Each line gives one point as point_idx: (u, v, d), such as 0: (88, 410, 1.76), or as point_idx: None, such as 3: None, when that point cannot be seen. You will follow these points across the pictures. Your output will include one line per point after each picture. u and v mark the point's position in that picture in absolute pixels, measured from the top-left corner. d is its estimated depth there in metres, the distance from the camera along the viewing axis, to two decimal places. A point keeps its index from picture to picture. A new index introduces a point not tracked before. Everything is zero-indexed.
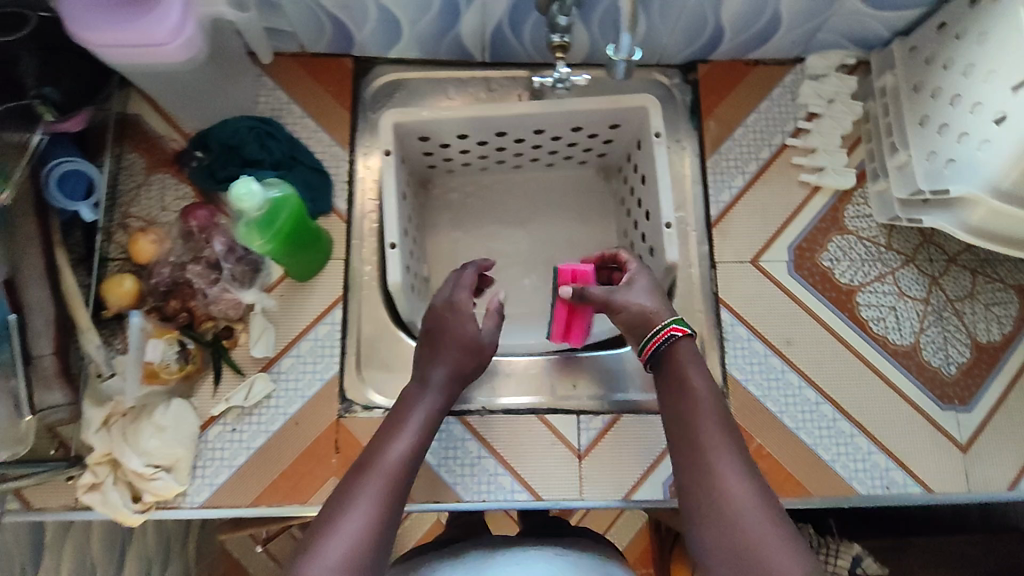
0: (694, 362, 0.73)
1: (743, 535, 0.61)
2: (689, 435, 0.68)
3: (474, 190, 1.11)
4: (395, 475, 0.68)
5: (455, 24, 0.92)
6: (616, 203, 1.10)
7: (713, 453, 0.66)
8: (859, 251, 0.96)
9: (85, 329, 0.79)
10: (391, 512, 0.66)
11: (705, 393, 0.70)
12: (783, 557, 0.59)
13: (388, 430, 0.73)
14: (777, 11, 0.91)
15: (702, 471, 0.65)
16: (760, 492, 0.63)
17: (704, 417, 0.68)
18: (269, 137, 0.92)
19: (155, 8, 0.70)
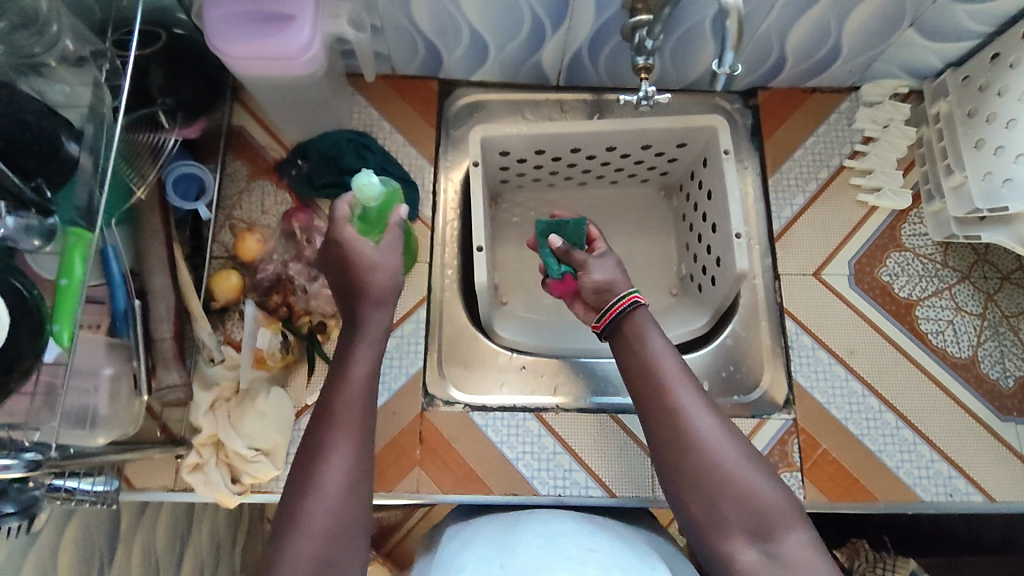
0: (645, 324, 0.81)
1: (704, 464, 0.71)
2: (653, 387, 0.77)
3: (541, 205, 1.18)
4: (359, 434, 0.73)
5: (538, 50, 1.00)
6: (676, 219, 1.16)
7: (675, 400, 0.75)
8: (917, 267, 1.01)
9: (199, 317, 0.86)
10: (359, 471, 0.71)
11: (662, 353, 0.79)
12: (740, 477, 0.70)
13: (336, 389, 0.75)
14: (839, 42, 0.97)
15: (670, 418, 0.74)
16: (720, 428, 0.74)
17: (666, 371, 0.77)
18: (365, 149, 0.99)
19: (288, 27, 0.79)
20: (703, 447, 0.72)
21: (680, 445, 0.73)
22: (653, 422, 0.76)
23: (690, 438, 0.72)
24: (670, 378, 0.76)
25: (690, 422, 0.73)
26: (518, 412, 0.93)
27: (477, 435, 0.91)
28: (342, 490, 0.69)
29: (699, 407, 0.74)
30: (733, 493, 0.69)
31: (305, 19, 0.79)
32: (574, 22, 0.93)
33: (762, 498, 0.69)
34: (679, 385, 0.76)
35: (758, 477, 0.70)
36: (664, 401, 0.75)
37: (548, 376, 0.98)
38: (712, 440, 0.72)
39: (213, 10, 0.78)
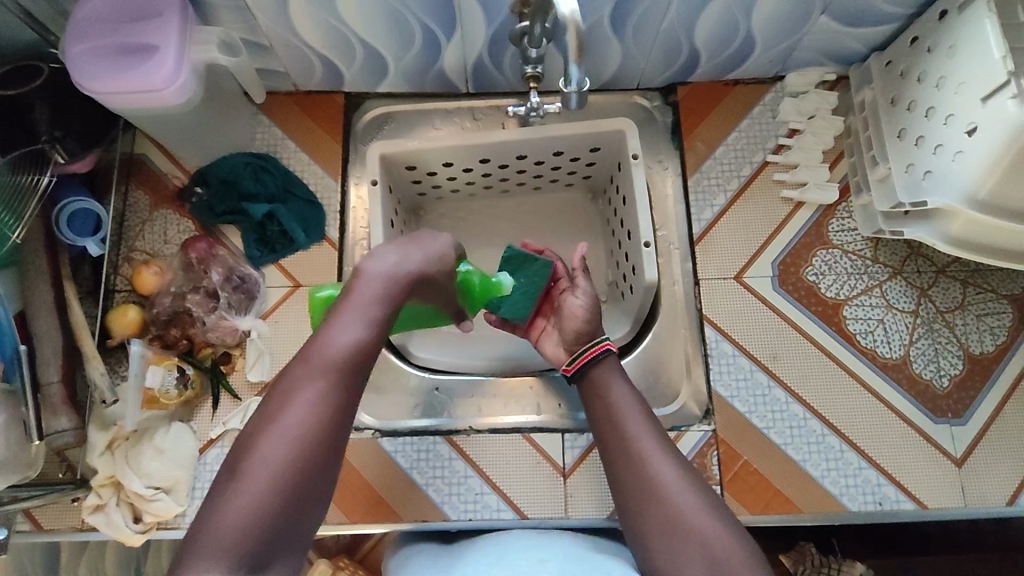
0: (613, 374, 0.83)
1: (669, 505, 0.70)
2: (618, 430, 0.78)
3: (464, 216, 1.14)
4: (325, 423, 0.59)
5: (437, 59, 0.96)
6: (603, 223, 1.12)
7: (640, 443, 0.75)
8: (845, 265, 0.96)
9: (91, 358, 0.85)
10: (321, 461, 0.59)
11: (627, 399, 0.80)
12: (705, 519, 0.69)
13: (313, 362, 0.61)
14: (750, 32, 0.92)
15: (634, 461, 0.74)
16: (685, 471, 0.74)
17: (630, 415, 0.78)
18: (264, 171, 0.97)
19: (153, 57, 0.77)
20: (665, 492, 0.71)
21: (642, 489, 0.72)
22: (619, 466, 0.75)
23: (651, 482, 0.72)
24: (632, 423, 0.77)
25: (651, 466, 0.73)
26: (428, 436, 0.91)
27: (386, 461, 0.89)
28: (284, 480, 0.57)
29: (662, 453, 0.75)
30: (696, 539, 0.68)
31: (170, 48, 0.77)
32: (466, 30, 0.89)
33: (724, 547, 0.67)
34: (642, 430, 0.77)
35: (721, 525, 0.69)
36: (628, 445, 0.76)
37: (464, 397, 0.95)
38: (674, 483, 0.71)
39: (75, 47, 0.77)
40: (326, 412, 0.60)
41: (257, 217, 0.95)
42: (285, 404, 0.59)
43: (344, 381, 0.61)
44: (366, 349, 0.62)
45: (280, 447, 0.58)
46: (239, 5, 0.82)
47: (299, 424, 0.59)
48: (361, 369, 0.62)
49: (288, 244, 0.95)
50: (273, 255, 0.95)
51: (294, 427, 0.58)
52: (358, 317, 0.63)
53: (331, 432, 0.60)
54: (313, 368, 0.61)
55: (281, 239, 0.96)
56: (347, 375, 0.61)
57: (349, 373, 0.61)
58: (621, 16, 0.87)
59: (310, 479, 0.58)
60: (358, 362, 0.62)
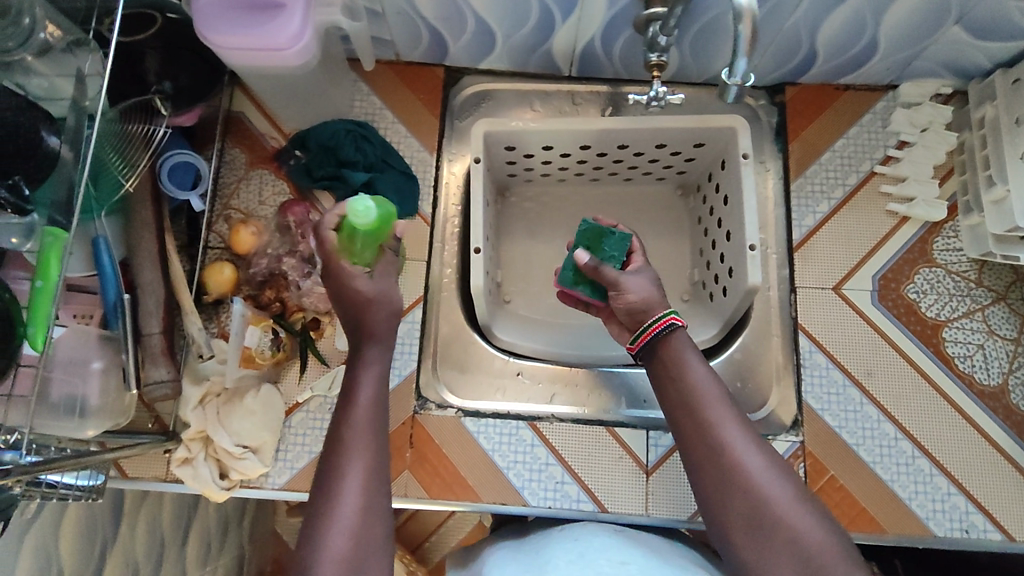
0: (685, 348, 0.78)
1: (760, 501, 0.69)
2: (698, 417, 0.74)
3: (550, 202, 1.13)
4: (372, 467, 0.68)
5: (548, 39, 0.94)
6: (692, 221, 1.10)
7: (723, 432, 0.72)
8: (947, 285, 0.94)
9: (189, 312, 0.84)
10: (379, 490, 0.67)
11: (705, 380, 0.76)
12: (799, 516, 0.68)
13: (347, 420, 0.70)
14: (876, 36, 0.89)
15: (719, 453, 0.72)
16: (770, 461, 0.72)
17: (710, 400, 0.75)
18: (364, 140, 0.96)
19: (279, 16, 0.76)
20: (752, 486, 0.69)
21: (728, 482, 0.70)
22: (699, 456, 0.73)
23: (737, 475, 0.70)
24: (714, 410, 0.74)
25: (738, 458, 0.71)
26: (511, 420, 0.90)
27: (467, 440, 0.89)
28: (360, 520, 0.65)
29: (748, 442, 0.72)
30: (785, 533, 0.67)
31: (297, 7, 0.76)
32: (585, 12, 0.87)
33: (815, 542, 0.67)
34: (722, 416, 0.73)
35: (811, 520, 0.68)
36: (712, 435, 0.72)
37: (546, 384, 0.95)
38: (764, 478, 0.70)
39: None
40: (372, 456, 0.69)
41: (355, 184, 0.93)
42: (338, 461, 0.68)
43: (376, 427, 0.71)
44: (382, 398, 0.73)
45: (351, 489, 0.66)
46: None
47: (356, 470, 0.67)
48: (385, 416, 0.73)
49: None
50: None
51: (355, 474, 0.67)
52: (370, 380, 0.73)
53: (379, 466, 0.68)
54: (344, 421, 0.70)
55: None
56: (374, 417, 0.71)
57: (376, 420, 0.71)
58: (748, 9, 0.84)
59: (377, 515, 0.66)
60: (380, 406, 0.72)
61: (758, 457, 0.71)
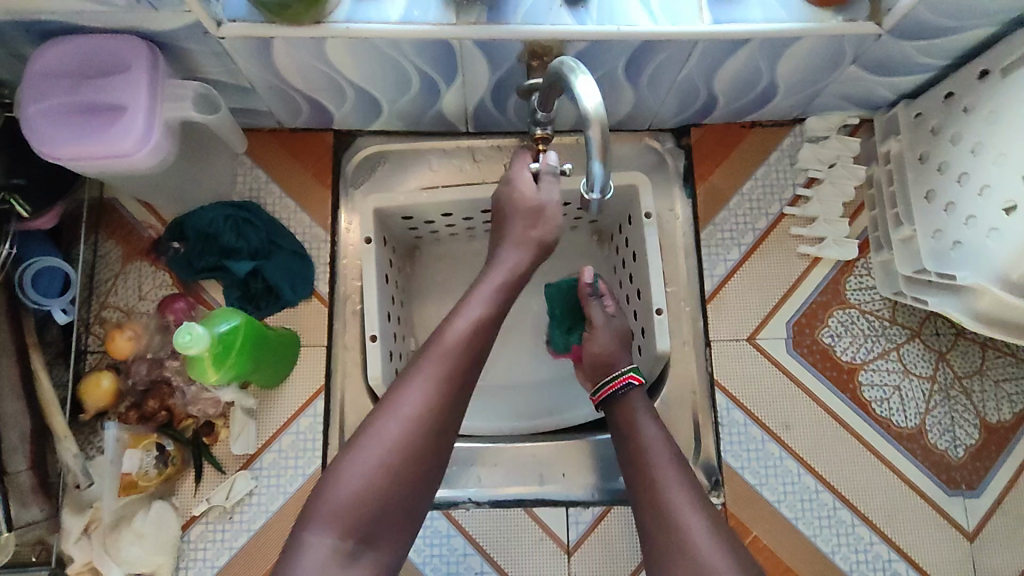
0: (640, 412, 0.77)
1: (700, 567, 0.61)
2: (648, 476, 0.70)
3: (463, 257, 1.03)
4: (445, 382, 0.65)
5: (435, 102, 0.88)
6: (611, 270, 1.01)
7: (671, 494, 0.67)
8: (862, 326, 0.92)
9: (63, 437, 0.79)
10: (444, 405, 0.64)
11: (656, 444, 0.73)
12: None
13: (442, 332, 0.67)
14: (773, 79, 0.85)
15: (665, 512, 0.66)
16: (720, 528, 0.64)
17: (659, 460, 0.71)
18: (245, 224, 0.89)
19: (119, 119, 0.69)
20: (692, 552, 0.62)
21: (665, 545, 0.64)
22: (648, 514, 0.67)
23: (677, 538, 0.63)
24: (662, 471, 0.70)
25: (683, 520, 0.65)
26: (424, 511, 0.87)
27: None
28: (411, 438, 0.62)
29: (695, 506, 0.66)
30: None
31: (138, 108, 0.69)
32: (467, 77, 0.81)
33: None
34: (672, 477, 0.69)
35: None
36: (657, 494, 0.67)
37: (461, 466, 0.89)
38: (707, 543, 0.62)
39: (29, 105, 0.68)
40: (438, 389, 0.64)
41: (239, 275, 0.87)
42: (406, 370, 0.66)
43: (476, 347, 0.67)
44: (485, 323, 0.68)
45: (390, 428, 0.62)
46: (217, 52, 0.73)
47: (406, 408, 0.63)
48: (486, 337, 0.68)
49: (275, 301, 0.89)
50: (258, 314, 0.89)
51: (412, 401, 0.63)
52: (487, 291, 0.71)
53: (453, 390, 0.65)
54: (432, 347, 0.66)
55: (265, 295, 0.89)
56: (465, 353, 0.66)
57: (467, 356, 0.66)
58: (636, 65, 0.80)
59: (438, 434, 0.63)
60: (481, 331, 0.68)
61: (703, 522, 0.64)
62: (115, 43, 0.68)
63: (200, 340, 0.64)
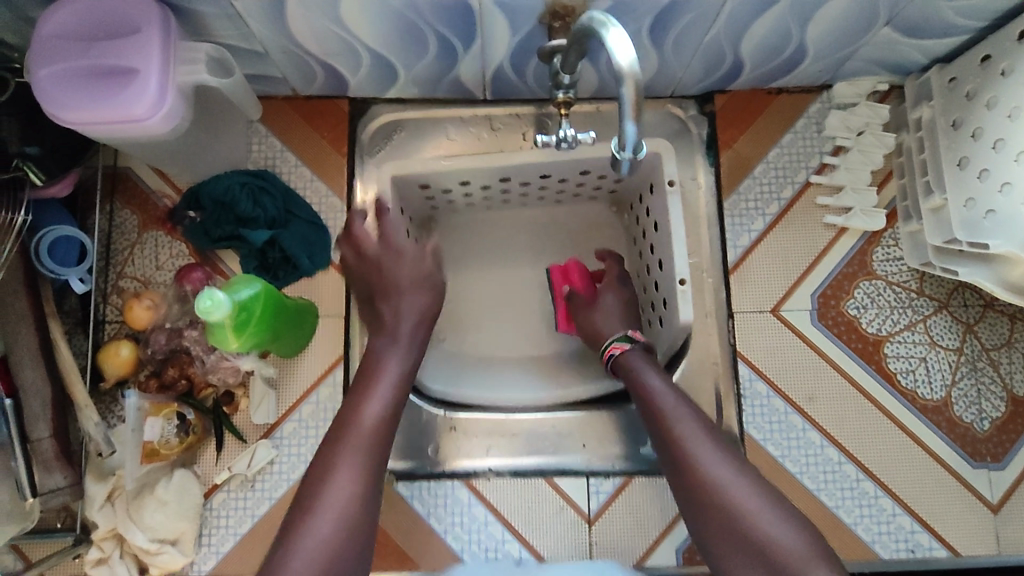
0: (643, 362, 0.76)
1: (732, 504, 0.61)
2: (661, 429, 0.69)
3: (483, 226, 1.01)
4: (366, 453, 0.65)
5: (454, 67, 0.86)
6: (630, 240, 0.98)
7: (687, 440, 0.66)
8: (888, 298, 0.90)
9: (83, 406, 0.79)
10: (368, 482, 0.64)
11: (663, 393, 0.71)
12: (767, 517, 0.60)
13: (347, 425, 0.67)
14: (803, 42, 0.82)
15: (684, 461, 0.65)
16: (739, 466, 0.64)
17: (670, 413, 0.69)
18: (262, 192, 0.87)
19: (132, 83, 0.67)
20: (722, 495, 0.62)
21: (690, 491, 0.64)
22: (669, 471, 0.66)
23: (697, 484, 0.63)
24: (674, 417, 0.68)
25: (702, 468, 0.64)
26: (445, 481, 0.87)
27: (402, 507, 0.86)
28: (346, 505, 0.62)
29: (714, 446, 0.65)
30: (754, 538, 0.59)
31: (151, 71, 0.67)
32: (487, 40, 0.79)
33: (779, 542, 0.58)
34: (680, 422, 0.68)
35: (786, 522, 0.59)
36: (674, 446, 0.66)
37: (479, 436, 0.89)
38: (728, 484, 0.62)
39: (39, 68, 0.66)
40: (362, 460, 0.65)
41: (257, 244, 0.86)
42: (328, 455, 0.65)
43: (377, 436, 0.67)
44: (391, 416, 0.69)
45: (329, 500, 0.62)
46: (230, 13, 0.71)
47: (342, 484, 0.63)
48: (395, 422, 0.70)
49: (292, 271, 0.88)
50: (276, 284, 0.88)
51: (346, 477, 0.63)
52: (387, 386, 0.71)
53: (376, 459, 0.66)
54: (342, 431, 0.67)
55: (283, 265, 0.88)
56: (375, 435, 0.67)
57: (380, 445, 0.67)
58: (662, 29, 0.77)
59: (368, 505, 0.63)
60: (382, 428, 0.68)
61: (721, 457, 0.65)
62: (128, 5, 0.67)
63: (222, 305, 0.63)
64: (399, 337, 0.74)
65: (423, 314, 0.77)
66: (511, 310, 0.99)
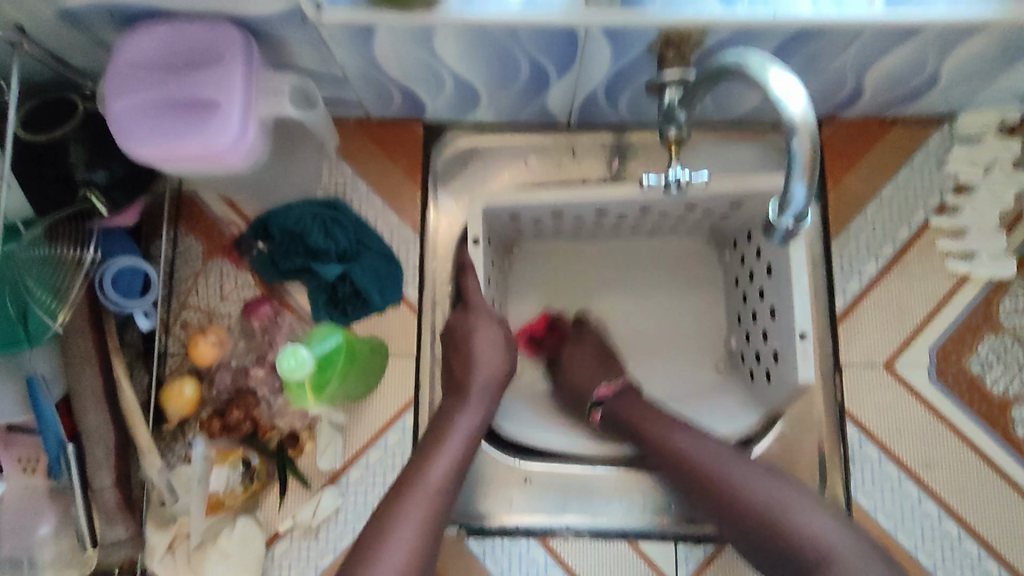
0: (630, 399, 0.81)
1: (787, 537, 0.66)
2: (692, 474, 0.73)
3: (567, 257, 0.94)
4: (430, 518, 0.64)
5: (541, 94, 0.79)
6: (729, 280, 0.91)
7: (730, 476, 0.71)
8: (1016, 355, 0.81)
9: (147, 451, 0.76)
10: (428, 546, 0.63)
11: (693, 443, 0.75)
12: (826, 529, 0.66)
13: (414, 483, 0.66)
14: (938, 72, 0.73)
15: (731, 499, 0.70)
16: (783, 488, 0.70)
17: (702, 461, 0.73)
18: (334, 224, 0.82)
19: (213, 118, 0.63)
20: (784, 525, 0.67)
21: (749, 525, 0.69)
22: (716, 512, 0.71)
23: (756, 514, 0.68)
24: (715, 459, 0.73)
25: (749, 499, 0.69)
26: (520, 538, 0.81)
27: (474, 565, 0.80)
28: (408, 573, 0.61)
29: (761, 479, 0.70)
30: (810, 554, 0.65)
31: (233, 106, 0.63)
32: (585, 67, 0.72)
33: (829, 543, 0.65)
34: (725, 464, 0.72)
35: (816, 512, 0.68)
36: (713, 484, 0.71)
37: (559, 491, 0.82)
38: (790, 508, 0.68)
39: (116, 100, 0.62)
40: (425, 523, 0.64)
41: (328, 279, 0.81)
42: (388, 510, 0.64)
43: (443, 492, 0.66)
44: (455, 481, 0.67)
45: (391, 558, 0.61)
46: (314, 38, 0.65)
47: (399, 546, 0.61)
48: (456, 489, 0.68)
49: (362, 307, 0.82)
50: (345, 319, 0.83)
51: (403, 539, 0.62)
52: (453, 448, 0.69)
53: (436, 522, 0.64)
54: (410, 489, 0.65)
55: (353, 300, 0.82)
56: (439, 494, 0.66)
57: (445, 504, 0.66)
58: (783, 56, 0.69)
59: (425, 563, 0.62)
60: (446, 494, 0.66)
61: (767, 487, 0.70)
62: (208, 32, 0.62)
63: (298, 361, 0.62)
64: (472, 395, 0.73)
65: (501, 374, 0.76)
66: None
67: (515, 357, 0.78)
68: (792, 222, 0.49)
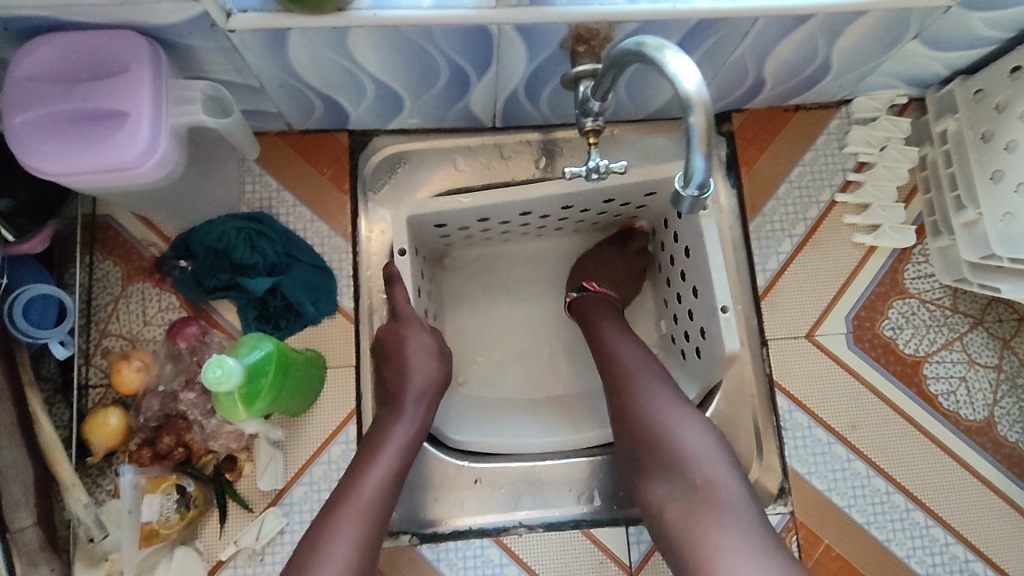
0: (602, 307, 0.85)
1: (662, 443, 0.68)
2: (617, 376, 0.76)
3: (501, 257, 0.95)
4: (368, 529, 0.63)
5: (463, 96, 0.81)
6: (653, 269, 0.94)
7: (642, 383, 0.74)
8: (923, 316, 0.87)
9: (70, 487, 0.72)
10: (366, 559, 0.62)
11: (630, 356, 0.78)
12: (702, 451, 0.66)
13: (348, 496, 0.65)
14: (828, 59, 0.79)
15: (630, 404, 0.73)
16: (681, 407, 0.71)
17: (630, 374, 0.75)
18: (260, 237, 0.80)
19: (121, 127, 0.61)
20: (669, 442, 0.67)
21: (639, 428, 0.70)
22: (617, 413, 0.74)
23: (647, 418, 0.70)
24: (640, 375, 0.75)
25: (645, 407, 0.71)
26: (473, 539, 0.81)
27: (427, 570, 0.79)
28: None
29: (664, 392, 0.72)
30: (692, 477, 0.65)
31: (142, 115, 0.61)
32: (503, 67, 0.74)
33: (699, 464, 0.65)
34: (642, 380, 0.74)
35: (697, 429, 0.68)
36: (625, 388, 0.74)
37: (508, 488, 0.83)
38: (676, 421, 0.69)
39: (15, 114, 0.60)
40: (361, 536, 0.63)
41: (257, 293, 0.79)
42: (323, 526, 0.63)
43: (380, 502, 0.65)
44: (392, 491, 0.67)
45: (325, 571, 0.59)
46: (224, 47, 0.64)
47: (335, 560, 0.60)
48: (393, 499, 0.67)
49: (296, 320, 0.81)
50: (278, 334, 0.81)
51: (336, 555, 0.61)
52: (388, 459, 0.68)
53: (374, 534, 0.64)
54: (346, 502, 0.64)
55: (285, 314, 0.81)
56: (376, 506, 0.65)
57: (383, 514, 0.65)
58: (688, 48, 0.73)
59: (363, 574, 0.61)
60: (383, 504, 0.66)
61: (664, 403, 0.71)
62: (111, 40, 0.60)
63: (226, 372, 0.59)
64: (406, 403, 0.73)
65: (436, 381, 0.75)
66: (528, 351, 0.93)
67: (449, 362, 0.78)
68: (697, 192, 0.51)
